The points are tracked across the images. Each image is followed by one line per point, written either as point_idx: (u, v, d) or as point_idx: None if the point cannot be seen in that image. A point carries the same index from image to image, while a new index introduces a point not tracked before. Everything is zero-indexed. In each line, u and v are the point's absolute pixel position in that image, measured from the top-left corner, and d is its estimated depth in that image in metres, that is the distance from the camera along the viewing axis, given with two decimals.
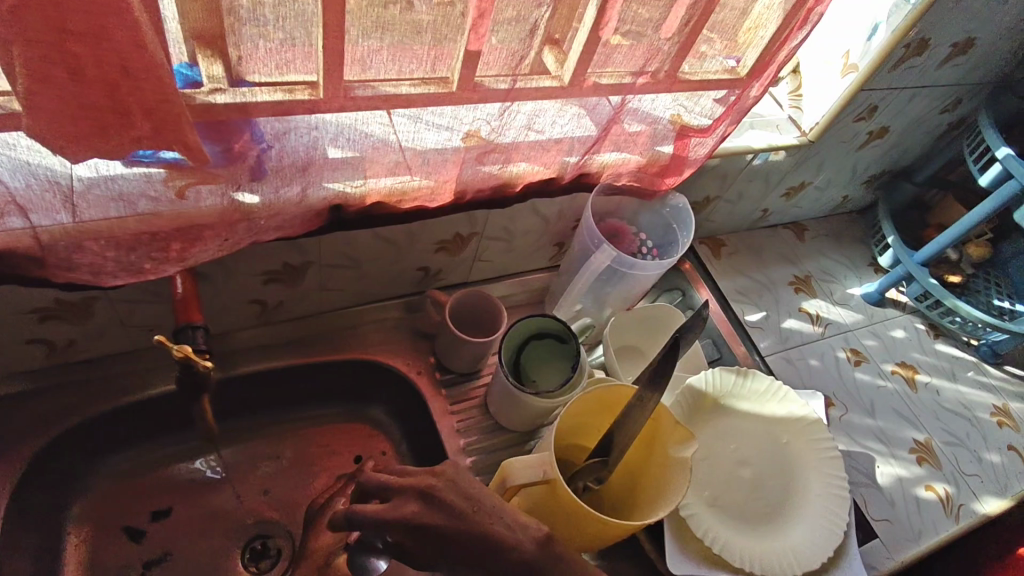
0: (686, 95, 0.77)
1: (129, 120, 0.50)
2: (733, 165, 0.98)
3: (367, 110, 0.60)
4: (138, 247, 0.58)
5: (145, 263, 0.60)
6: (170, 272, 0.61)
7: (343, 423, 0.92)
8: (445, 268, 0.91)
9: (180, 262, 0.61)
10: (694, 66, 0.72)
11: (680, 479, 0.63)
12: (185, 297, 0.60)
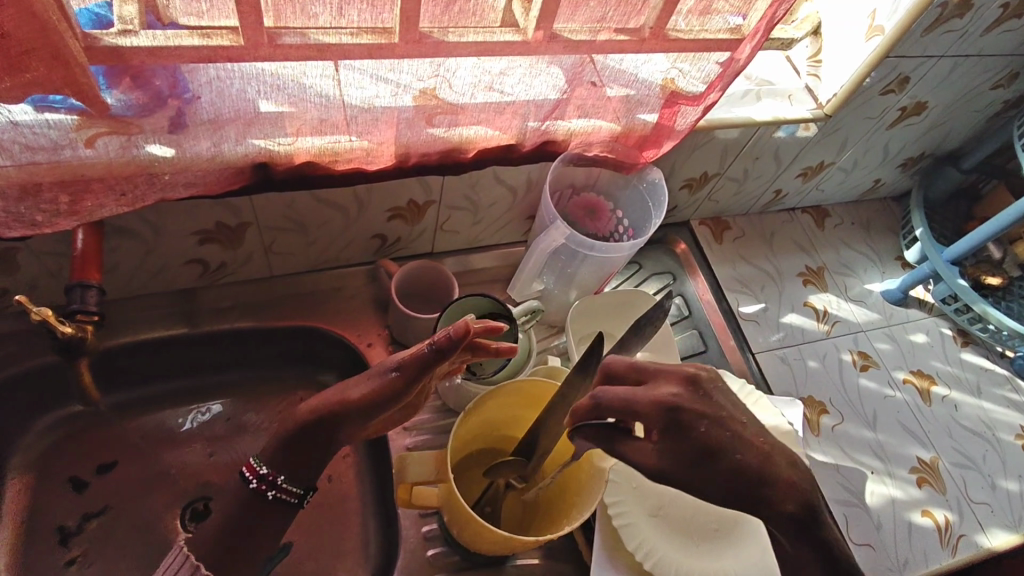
0: (684, 57, 0.68)
1: (16, 59, 0.46)
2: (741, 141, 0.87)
3: (300, 61, 0.54)
4: (26, 198, 0.55)
5: (37, 215, 0.57)
6: (67, 226, 0.58)
7: (294, 391, 0.89)
8: (404, 237, 0.85)
9: (82, 216, 0.58)
10: (690, 24, 0.63)
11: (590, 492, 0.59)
12: (82, 252, 0.59)
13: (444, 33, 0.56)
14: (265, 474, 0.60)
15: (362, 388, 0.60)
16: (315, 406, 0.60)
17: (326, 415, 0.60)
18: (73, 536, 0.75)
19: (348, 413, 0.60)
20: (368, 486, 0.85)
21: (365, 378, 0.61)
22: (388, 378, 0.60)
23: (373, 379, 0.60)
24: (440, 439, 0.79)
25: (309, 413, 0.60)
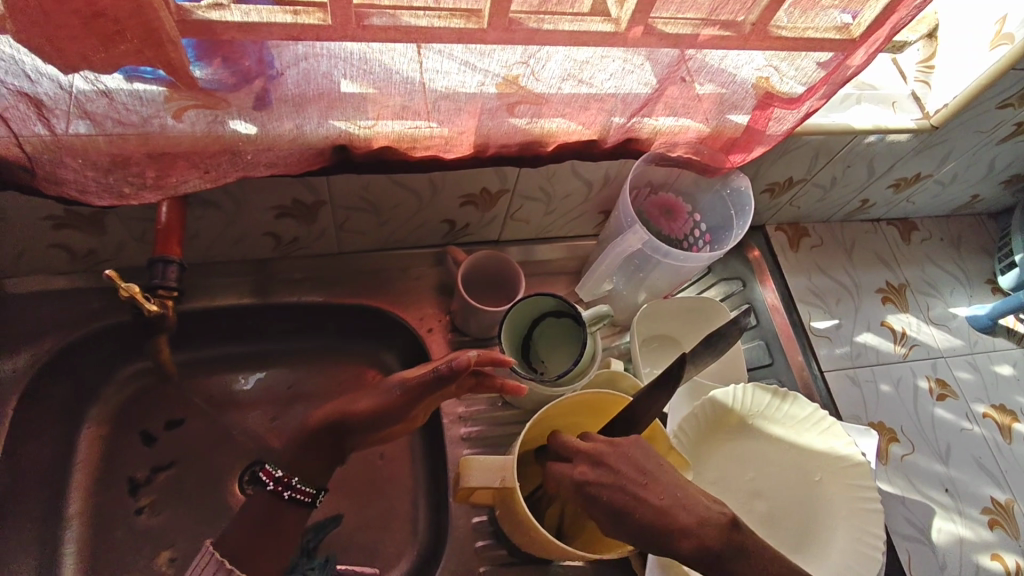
0: (784, 55, 0.63)
1: (119, 30, 0.46)
2: (831, 147, 0.82)
3: (386, 42, 0.52)
4: (117, 171, 0.56)
5: (125, 187, 0.58)
6: (150, 200, 0.59)
7: (356, 367, 0.90)
8: (474, 224, 0.84)
9: (166, 189, 0.59)
10: (795, 20, 0.58)
11: None
12: (166, 227, 0.60)
13: (528, 17, 0.53)
14: (280, 477, 0.65)
15: (364, 400, 0.67)
16: (323, 419, 0.67)
17: (330, 424, 0.66)
18: (142, 487, 0.79)
19: (353, 422, 0.67)
20: (417, 468, 0.86)
21: (372, 393, 0.67)
22: (391, 395, 0.66)
23: (377, 393, 0.66)
24: (494, 430, 0.79)
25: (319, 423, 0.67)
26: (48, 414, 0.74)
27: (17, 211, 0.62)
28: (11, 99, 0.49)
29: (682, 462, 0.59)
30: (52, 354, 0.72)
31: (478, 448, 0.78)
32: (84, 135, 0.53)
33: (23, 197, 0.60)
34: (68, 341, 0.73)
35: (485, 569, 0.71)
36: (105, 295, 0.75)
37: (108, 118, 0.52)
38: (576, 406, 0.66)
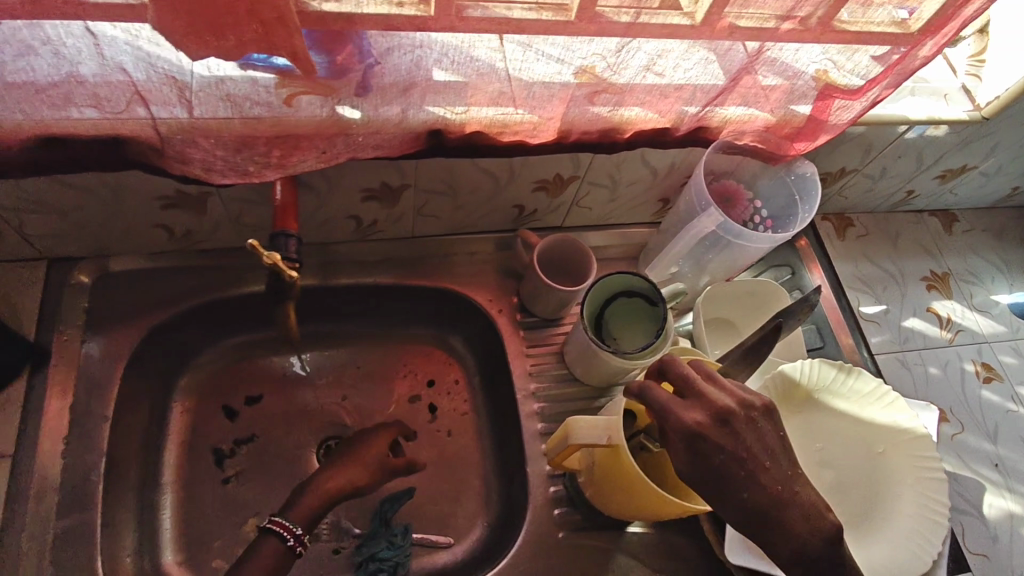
0: (840, 49, 0.66)
1: (238, 21, 0.49)
2: (881, 137, 0.85)
3: (478, 33, 0.56)
4: (246, 150, 0.60)
5: (250, 165, 0.62)
6: (272, 178, 0.62)
7: (425, 347, 0.95)
8: (542, 210, 0.87)
9: (282, 168, 0.63)
10: (857, 16, 0.61)
11: None
12: (283, 203, 0.62)
13: (620, 10, 0.57)
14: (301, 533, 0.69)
15: (347, 466, 0.74)
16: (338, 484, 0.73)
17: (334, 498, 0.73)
18: (226, 458, 0.84)
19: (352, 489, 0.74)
20: (484, 443, 0.90)
21: (351, 465, 0.75)
22: (369, 470, 0.75)
23: (360, 467, 0.75)
24: (562, 406, 0.83)
25: (337, 490, 0.73)
26: (143, 387, 0.78)
27: (135, 190, 0.67)
28: (157, 82, 0.53)
29: None
30: (149, 329, 0.77)
31: (550, 424, 0.82)
32: (224, 117, 0.57)
33: (143, 175, 0.65)
34: (163, 317, 0.78)
35: (563, 535, 0.75)
36: (197, 274, 0.80)
37: (236, 103, 0.56)
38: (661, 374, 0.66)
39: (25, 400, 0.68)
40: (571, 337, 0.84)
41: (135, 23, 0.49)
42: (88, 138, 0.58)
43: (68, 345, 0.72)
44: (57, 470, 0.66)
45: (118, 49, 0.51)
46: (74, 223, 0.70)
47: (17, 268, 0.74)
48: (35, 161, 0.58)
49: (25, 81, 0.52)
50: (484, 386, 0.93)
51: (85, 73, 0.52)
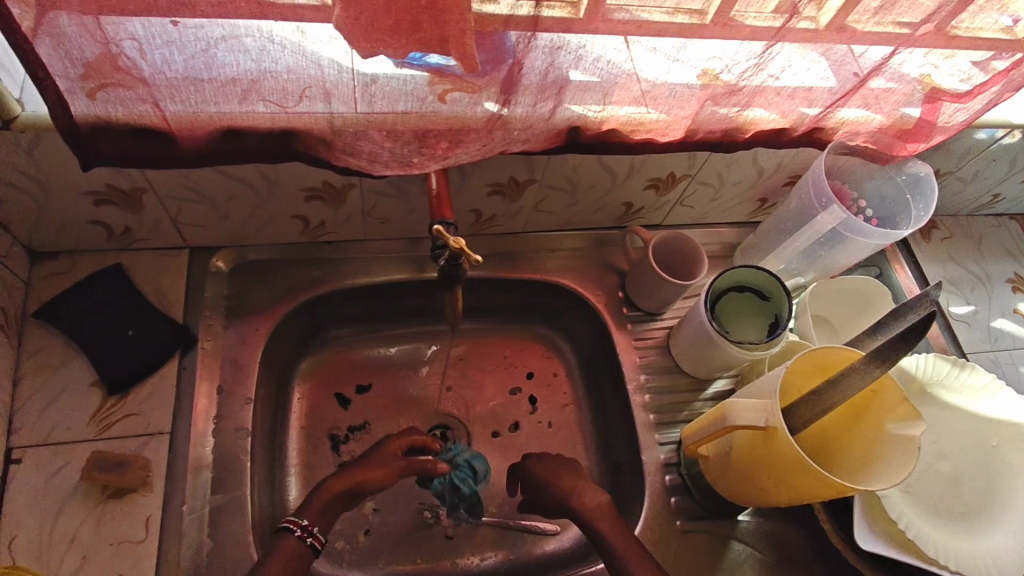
0: (945, 53, 0.69)
1: (416, 23, 0.51)
2: (966, 143, 0.88)
3: (616, 36, 0.59)
4: (413, 143, 0.65)
5: (413, 157, 0.66)
6: (432, 169, 0.67)
7: (524, 340, 0.97)
8: (647, 207, 0.90)
9: (444, 160, 0.66)
10: (964, 21, 0.64)
11: (899, 457, 0.60)
12: (439, 195, 0.65)
13: (772, 15, 0.60)
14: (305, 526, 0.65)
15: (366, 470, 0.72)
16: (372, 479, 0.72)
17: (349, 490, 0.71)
18: (342, 444, 0.86)
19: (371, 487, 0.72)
20: (585, 435, 0.92)
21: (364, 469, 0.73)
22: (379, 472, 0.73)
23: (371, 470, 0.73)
24: (667, 398, 0.86)
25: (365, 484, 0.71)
26: (272, 372, 0.82)
27: (285, 183, 0.71)
28: (345, 80, 0.57)
29: (912, 412, 0.61)
30: (279, 317, 0.80)
31: (661, 414, 0.85)
32: (405, 112, 0.61)
33: (300, 166, 0.68)
34: (292, 306, 0.81)
35: (679, 523, 0.78)
36: (321, 264, 0.83)
37: (417, 98, 0.60)
38: (799, 367, 0.66)
39: (177, 381, 0.72)
40: (679, 330, 0.86)
41: (323, 24, 0.53)
42: (262, 132, 0.61)
43: (212, 330, 0.76)
44: (209, 448, 0.70)
45: (320, 48, 0.54)
46: (224, 213, 0.73)
47: (160, 257, 0.77)
48: (213, 153, 0.62)
49: (227, 76, 0.55)
50: (584, 379, 0.95)
51: (282, 69, 0.55)
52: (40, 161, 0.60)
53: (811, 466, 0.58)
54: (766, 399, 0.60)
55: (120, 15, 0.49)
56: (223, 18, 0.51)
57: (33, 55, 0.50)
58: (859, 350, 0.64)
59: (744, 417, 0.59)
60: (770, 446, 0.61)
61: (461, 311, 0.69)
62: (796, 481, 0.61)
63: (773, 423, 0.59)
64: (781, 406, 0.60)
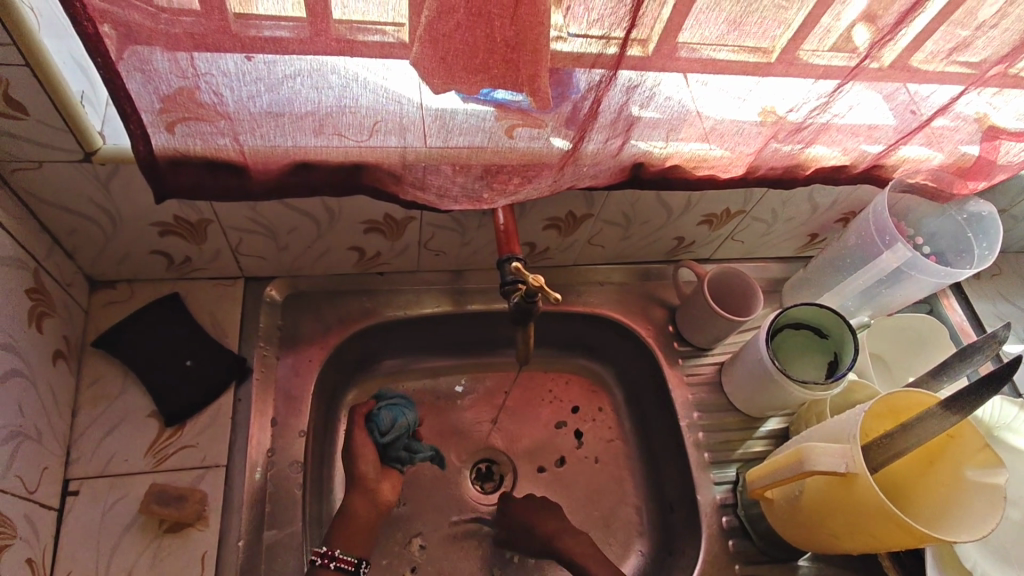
0: (1002, 94, 0.68)
1: (491, 58, 0.52)
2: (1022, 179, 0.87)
3: (685, 74, 0.59)
4: (485, 178, 0.65)
5: (484, 192, 0.67)
6: (501, 204, 0.68)
7: (571, 374, 0.96)
8: (698, 241, 0.90)
9: (513, 195, 0.67)
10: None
11: (981, 505, 0.60)
12: (507, 232, 0.67)
13: (845, 54, 0.60)
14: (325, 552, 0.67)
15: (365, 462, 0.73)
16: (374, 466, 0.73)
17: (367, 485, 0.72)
18: None
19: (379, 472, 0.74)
20: (633, 472, 0.90)
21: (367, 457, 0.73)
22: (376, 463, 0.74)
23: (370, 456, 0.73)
24: (721, 436, 0.84)
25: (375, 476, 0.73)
26: (323, 403, 0.81)
27: (348, 215, 0.71)
28: (427, 119, 0.58)
29: (993, 460, 0.60)
30: (332, 348, 0.79)
31: (717, 453, 0.83)
32: (477, 146, 0.61)
33: (365, 199, 0.68)
34: (343, 337, 0.80)
35: (738, 568, 0.76)
36: (372, 295, 0.83)
37: (491, 134, 0.60)
38: (873, 412, 0.65)
39: (232, 413, 0.72)
40: (732, 366, 0.85)
41: (399, 60, 0.53)
42: (333, 165, 0.62)
43: (266, 361, 0.75)
44: (262, 482, 0.69)
45: (401, 86, 0.55)
46: (283, 244, 0.74)
47: (216, 286, 0.77)
48: (282, 187, 0.63)
49: (308, 112, 0.56)
50: (632, 414, 0.93)
51: (362, 106, 0.56)
52: (114, 193, 0.61)
53: (893, 513, 0.57)
54: (845, 443, 0.59)
55: (214, 54, 0.50)
56: (313, 56, 0.51)
57: (123, 91, 0.51)
58: (931, 395, 0.64)
59: (821, 461, 0.58)
60: (848, 492, 0.60)
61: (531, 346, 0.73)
62: (876, 529, 0.59)
63: (853, 468, 0.58)
64: (859, 451, 0.59)
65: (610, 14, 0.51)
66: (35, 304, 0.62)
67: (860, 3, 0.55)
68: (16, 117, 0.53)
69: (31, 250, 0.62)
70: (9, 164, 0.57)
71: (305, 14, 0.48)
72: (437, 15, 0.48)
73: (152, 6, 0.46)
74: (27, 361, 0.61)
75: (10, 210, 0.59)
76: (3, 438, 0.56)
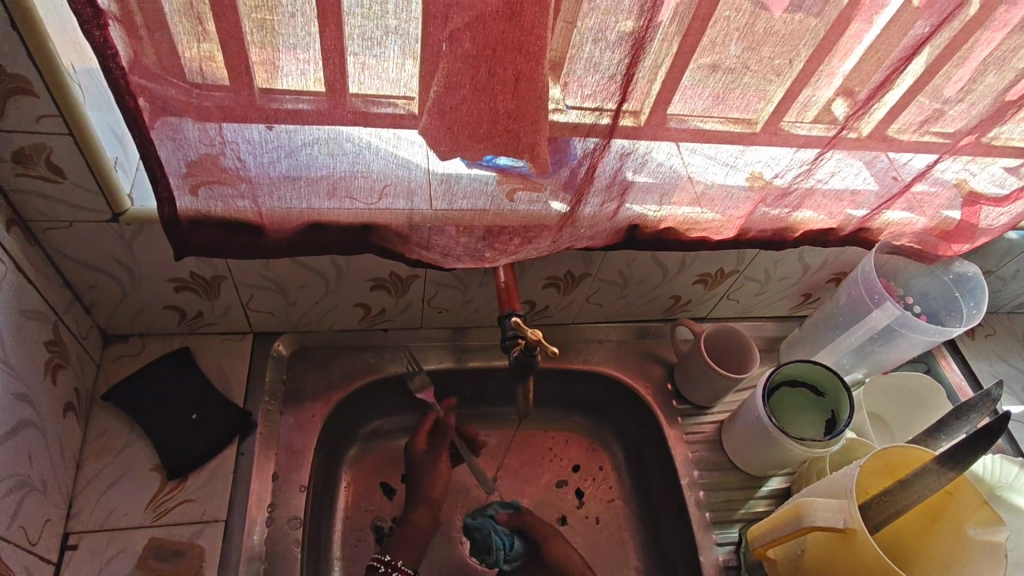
0: (977, 161, 0.73)
1: (493, 128, 0.56)
2: (1005, 241, 0.90)
3: (676, 142, 0.64)
4: (488, 238, 0.69)
5: (486, 252, 0.70)
6: (502, 263, 0.71)
7: (572, 432, 0.96)
8: (694, 300, 0.92)
9: (514, 254, 0.71)
10: (1003, 130, 0.68)
11: (985, 564, 0.60)
12: (507, 287, 0.70)
13: (824, 126, 0.65)
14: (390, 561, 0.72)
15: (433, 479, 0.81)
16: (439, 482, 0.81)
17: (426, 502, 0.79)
18: (387, 537, 0.83)
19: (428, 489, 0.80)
20: (635, 534, 0.89)
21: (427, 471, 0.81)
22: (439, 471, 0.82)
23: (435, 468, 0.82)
24: (722, 495, 0.84)
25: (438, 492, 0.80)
26: (324, 459, 0.81)
27: (355, 272, 0.74)
28: (433, 183, 0.62)
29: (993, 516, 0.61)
30: (334, 403, 0.80)
31: (717, 511, 0.82)
32: (481, 209, 0.65)
33: (372, 257, 0.71)
34: (346, 393, 0.82)
35: None
36: (376, 350, 0.84)
37: (493, 197, 0.64)
38: (871, 468, 0.66)
39: (235, 467, 0.72)
40: (732, 423, 0.85)
41: (408, 130, 0.57)
42: (344, 226, 0.65)
43: (271, 416, 0.76)
44: (261, 538, 0.69)
45: (410, 154, 0.60)
46: (292, 300, 0.76)
47: (225, 341, 0.80)
48: (295, 245, 0.66)
49: (322, 176, 0.60)
50: (632, 473, 0.93)
51: (372, 171, 0.60)
52: (136, 250, 0.65)
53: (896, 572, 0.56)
54: (840, 499, 0.60)
55: (240, 124, 0.55)
56: (329, 125, 0.56)
57: (153, 156, 0.55)
58: (924, 450, 0.65)
59: (818, 516, 0.59)
60: (849, 549, 0.60)
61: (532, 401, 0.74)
62: None
63: (850, 524, 0.59)
64: (857, 507, 0.60)
65: (602, 90, 0.56)
66: (51, 356, 0.64)
67: (833, 80, 0.60)
68: (53, 179, 0.57)
69: (52, 303, 0.64)
70: (42, 223, 0.61)
71: (323, 88, 0.53)
72: (444, 90, 0.53)
73: (186, 82, 0.51)
74: (40, 412, 0.62)
75: (38, 266, 0.62)
76: (11, 487, 0.57)
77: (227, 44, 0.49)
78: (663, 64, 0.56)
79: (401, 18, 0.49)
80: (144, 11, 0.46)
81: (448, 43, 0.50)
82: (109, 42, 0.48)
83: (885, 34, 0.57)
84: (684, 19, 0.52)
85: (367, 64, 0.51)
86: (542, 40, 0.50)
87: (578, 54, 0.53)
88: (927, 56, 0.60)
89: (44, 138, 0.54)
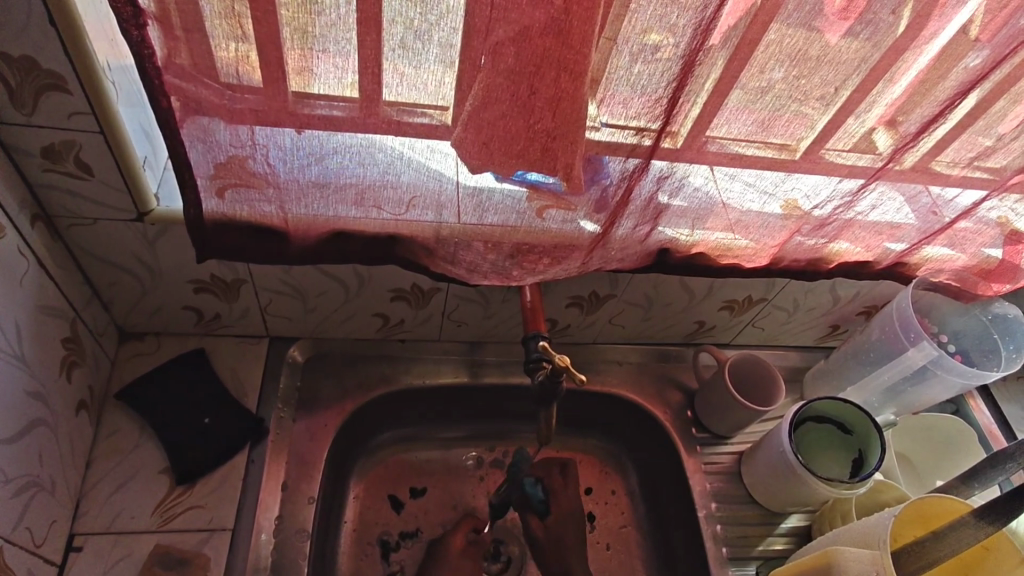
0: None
1: (527, 145, 0.54)
2: None
3: (713, 166, 0.61)
4: (515, 256, 0.67)
5: (513, 269, 0.69)
6: (528, 282, 0.69)
7: (585, 454, 0.93)
8: (718, 326, 0.90)
9: (541, 274, 0.69)
10: None
11: None
12: (533, 307, 0.69)
13: (870, 157, 0.62)
14: None
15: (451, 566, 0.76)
16: None
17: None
18: (393, 551, 0.81)
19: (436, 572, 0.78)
20: (646, 564, 0.86)
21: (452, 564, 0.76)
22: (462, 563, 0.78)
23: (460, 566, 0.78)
24: (739, 528, 0.81)
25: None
26: (334, 469, 0.79)
27: (377, 282, 0.72)
28: (464, 196, 0.61)
29: None
30: (347, 413, 0.79)
31: (735, 546, 0.80)
32: (511, 225, 0.64)
33: (395, 269, 0.70)
34: (359, 403, 0.80)
35: None
36: (391, 361, 0.83)
37: (523, 214, 0.63)
38: (907, 516, 0.64)
39: (244, 474, 0.71)
40: (753, 456, 0.83)
41: (442, 142, 0.56)
42: (368, 236, 0.64)
43: (283, 423, 0.75)
44: (267, 549, 0.68)
45: (442, 167, 0.58)
46: (310, 306, 0.75)
47: (240, 344, 0.79)
48: (319, 254, 0.65)
49: (350, 184, 0.59)
50: (647, 499, 0.90)
51: (402, 182, 0.59)
52: (158, 250, 0.64)
53: None
54: (875, 550, 0.58)
55: (274, 129, 0.54)
56: (361, 133, 0.55)
57: (183, 159, 0.54)
58: (962, 500, 0.63)
59: None
60: None
61: (553, 425, 0.71)
62: None
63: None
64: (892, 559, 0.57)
65: (646, 110, 0.54)
66: (68, 353, 0.63)
67: (881, 112, 0.58)
68: (81, 176, 0.56)
69: (72, 299, 0.64)
70: (65, 219, 0.60)
71: (358, 95, 0.51)
72: (481, 103, 0.51)
73: (220, 83, 0.50)
74: (53, 410, 0.61)
75: (59, 261, 0.61)
76: (20, 487, 0.56)
77: (263, 46, 0.47)
78: (705, 89, 0.54)
79: (442, 28, 0.47)
80: (181, 11, 0.45)
81: (489, 52, 0.48)
82: (146, 41, 0.46)
83: (938, 66, 0.55)
84: (733, 43, 0.51)
85: (404, 72, 0.50)
86: (587, 59, 0.48)
87: (618, 72, 0.52)
88: (982, 91, 0.58)
89: (75, 135, 0.53)
